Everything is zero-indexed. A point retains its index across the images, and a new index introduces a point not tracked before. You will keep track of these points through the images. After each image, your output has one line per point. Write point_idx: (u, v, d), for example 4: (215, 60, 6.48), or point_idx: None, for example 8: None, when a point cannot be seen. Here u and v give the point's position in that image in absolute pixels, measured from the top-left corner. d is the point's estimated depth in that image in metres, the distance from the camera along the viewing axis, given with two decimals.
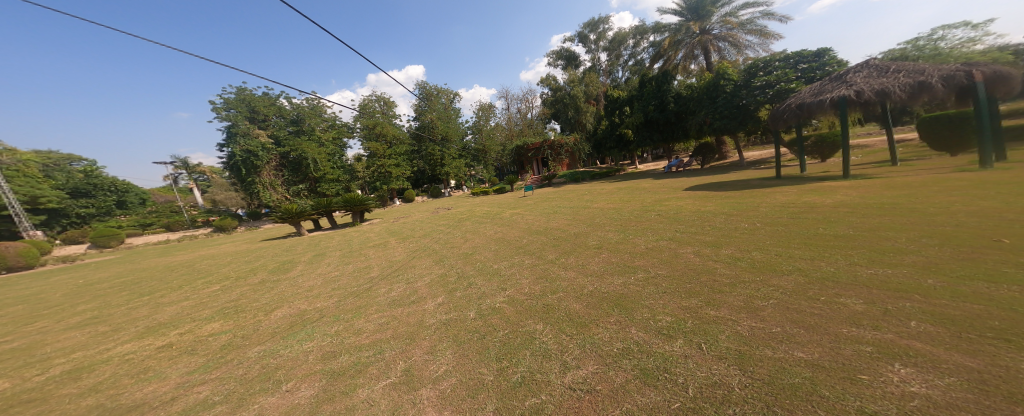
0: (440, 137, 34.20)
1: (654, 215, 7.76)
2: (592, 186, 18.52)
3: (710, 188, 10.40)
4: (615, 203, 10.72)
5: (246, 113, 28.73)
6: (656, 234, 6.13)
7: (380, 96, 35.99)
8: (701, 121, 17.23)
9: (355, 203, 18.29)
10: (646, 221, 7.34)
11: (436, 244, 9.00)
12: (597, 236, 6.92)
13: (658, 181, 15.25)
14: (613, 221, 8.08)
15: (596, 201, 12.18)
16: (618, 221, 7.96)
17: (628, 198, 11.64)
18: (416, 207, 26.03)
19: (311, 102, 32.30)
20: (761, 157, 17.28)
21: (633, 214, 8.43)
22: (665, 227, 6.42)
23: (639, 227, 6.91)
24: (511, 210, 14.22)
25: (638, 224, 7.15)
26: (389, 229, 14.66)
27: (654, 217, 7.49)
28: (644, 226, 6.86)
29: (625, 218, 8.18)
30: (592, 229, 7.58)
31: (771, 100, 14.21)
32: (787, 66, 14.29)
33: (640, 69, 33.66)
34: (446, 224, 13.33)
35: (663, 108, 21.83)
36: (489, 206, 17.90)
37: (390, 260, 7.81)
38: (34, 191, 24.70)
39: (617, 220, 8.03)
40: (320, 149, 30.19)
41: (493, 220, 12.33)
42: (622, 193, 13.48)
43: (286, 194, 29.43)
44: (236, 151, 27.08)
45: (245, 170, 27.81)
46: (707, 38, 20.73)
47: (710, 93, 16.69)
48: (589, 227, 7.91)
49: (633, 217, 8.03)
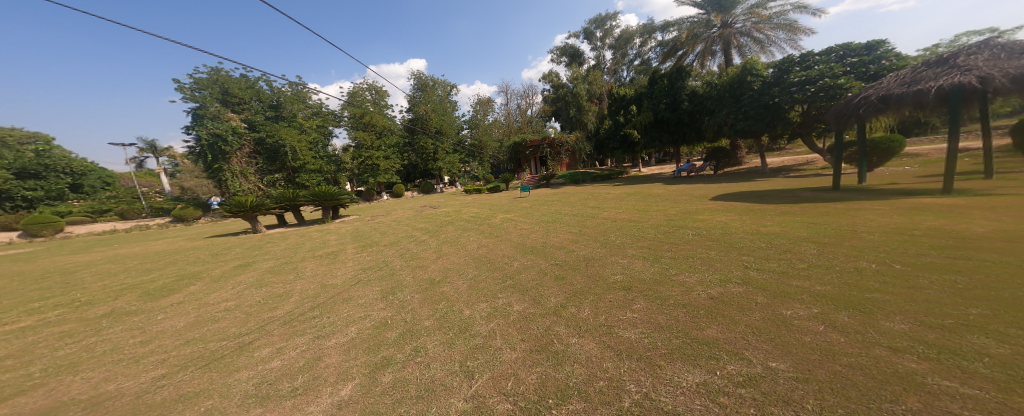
0: (433, 130, 31.81)
1: (692, 235, 5.63)
2: (596, 189, 16.48)
3: (748, 199, 8.32)
4: (629, 214, 8.62)
5: (218, 96, 25.53)
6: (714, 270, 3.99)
7: (371, 83, 33.15)
8: (721, 122, 15.73)
9: (327, 198, 15.88)
10: (684, 244, 5.19)
11: (396, 259, 6.76)
12: (618, 267, 4.75)
13: (673, 188, 13.19)
14: (635, 241, 5.93)
15: (604, 210, 10.09)
16: (642, 241, 5.83)
17: (643, 207, 9.60)
18: (402, 203, 23.85)
19: (295, 87, 29.22)
20: (784, 164, 15.36)
21: (660, 231, 6.30)
22: (724, 257, 4.29)
23: (677, 254, 4.77)
24: (503, 214, 12.05)
25: (676, 249, 5.00)
26: (358, 230, 12.41)
27: (696, 238, 5.37)
28: (686, 253, 4.73)
29: (650, 236, 6.06)
30: (609, 253, 5.46)
31: (810, 98, 12.31)
32: (830, 61, 12.51)
33: (647, 69, 31.86)
34: (425, 228, 11.16)
35: (675, 107, 19.97)
36: (478, 207, 15.76)
37: (324, 279, 5.61)
38: None
39: (641, 240, 5.91)
40: (300, 136, 27.63)
41: (479, 226, 10.17)
42: (632, 200, 11.41)
43: (260, 184, 26.85)
44: (202, 134, 24.13)
45: (211, 156, 24.89)
46: (730, 32, 19.05)
47: (735, 90, 15.05)
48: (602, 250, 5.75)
49: (662, 236, 5.92)
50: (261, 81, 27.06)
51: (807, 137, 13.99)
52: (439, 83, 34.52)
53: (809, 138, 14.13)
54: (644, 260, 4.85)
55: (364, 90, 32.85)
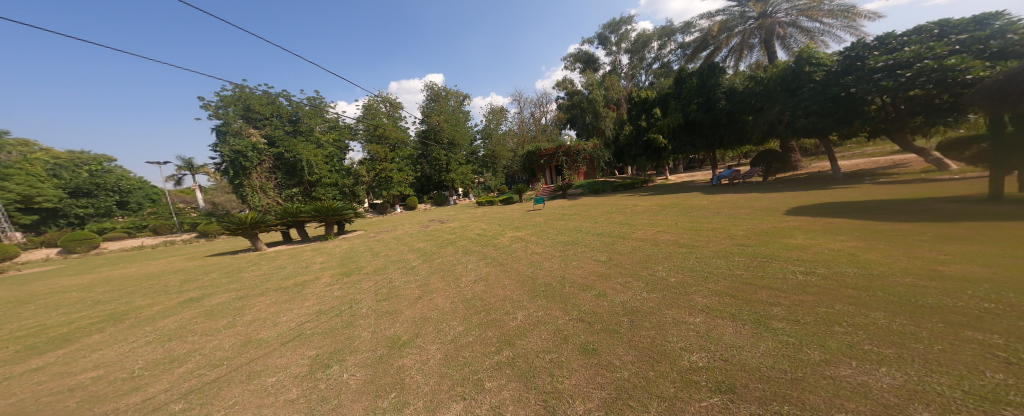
0: (447, 141, 31.06)
1: (800, 276, 3.53)
2: (623, 201, 14.39)
3: (845, 214, 6.02)
4: (675, 234, 6.54)
5: (241, 112, 26.42)
6: (923, 374, 1.92)
7: (386, 97, 33.18)
8: (773, 120, 12.70)
9: (330, 213, 14.87)
10: (805, 296, 3.11)
11: (365, 296, 5.15)
12: (695, 341, 2.77)
13: (720, 198, 10.88)
14: (702, 282, 3.90)
15: (638, 227, 8.05)
16: (718, 283, 3.78)
17: (691, 222, 7.48)
18: (412, 217, 22.85)
19: (313, 102, 29.70)
20: (859, 168, 12.51)
21: (739, 264, 4.22)
22: (923, 341, 2.20)
23: (808, 319, 2.71)
24: (513, 231, 10.32)
25: (797, 306, 2.93)
26: (353, 249, 11.12)
27: (818, 284, 3.28)
28: (826, 320, 2.65)
29: (728, 274, 3.99)
30: (666, 305, 3.47)
31: (904, 86, 9.40)
32: (926, 41, 9.51)
33: (669, 72, 29.51)
34: (422, 248, 9.63)
35: (709, 106, 17.35)
36: (487, 222, 14.18)
37: (256, 324, 4.06)
38: (32, 190, 23.47)
39: (714, 281, 3.87)
40: (317, 150, 27.65)
41: (482, 248, 8.46)
42: (672, 214, 9.25)
43: (278, 198, 27.05)
44: (224, 151, 24.79)
45: (232, 171, 25.36)
46: (770, 22, 16.55)
47: (790, 82, 12.13)
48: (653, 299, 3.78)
49: (751, 274, 3.85)
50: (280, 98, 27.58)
51: (895, 134, 11.16)
52: (453, 94, 34.08)
53: (899, 135, 11.26)
54: (744, 327, 2.83)
55: (378, 103, 32.90)
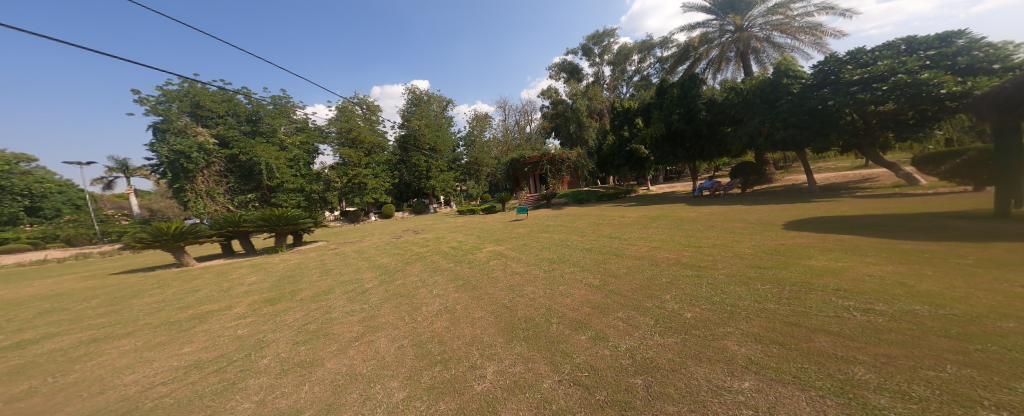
0: (427, 147, 29.60)
1: (860, 319, 2.70)
2: (608, 212, 13.78)
3: (853, 231, 5.50)
4: (673, 252, 5.76)
5: (188, 109, 23.18)
6: None
7: (362, 98, 31.29)
8: (752, 131, 13.02)
9: (284, 222, 12.89)
10: (888, 354, 2.23)
11: (278, 333, 3.80)
12: None
13: (709, 210, 10.45)
14: (734, 325, 3.00)
15: (629, 242, 7.25)
16: (756, 328, 2.88)
17: (686, 237, 6.80)
18: (385, 226, 21.14)
19: (277, 101, 27.19)
20: (833, 181, 12.73)
21: (771, 297, 3.37)
22: None
23: (923, 394, 1.78)
24: (493, 244, 9.25)
25: (892, 370, 2.02)
26: (302, 264, 9.46)
27: (895, 333, 2.42)
28: (956, 396, 1.72)
29: (763, 313, 3.11)
30: (699, 362, 2.56)
31: (880, 99, 9.78)
32: (897, 56, 10.07)
33: (649, 85, 30.22)
34: (384, 264, 8.28)
35: (690, 117, 17.50)
36: (466, 232, 13.00)
37: (68, 391, 2.63)
38: None
39: (750, 324, 2.97)
40: (279, 153, 25.09)
41: (455, 265, 7.27)
42: (662, 227, 8.60)
43: (229, 205, 24.06)
44: (162, 151, 21.48)
45: (173, 173, 22.14)
46: (747, 35, 17.05)
47: (768, 94, 12.60)
48: (673, 350, 2.81)
49: (794, 313, 2.99)
50: (239, 95, 24.94)
51: (867, 149, 11.45)
52: (435, 99, 32.99)
53: (871, 149, 11.54)
54: (826, 402, 1.86)
55: (353, 104, 30.90)
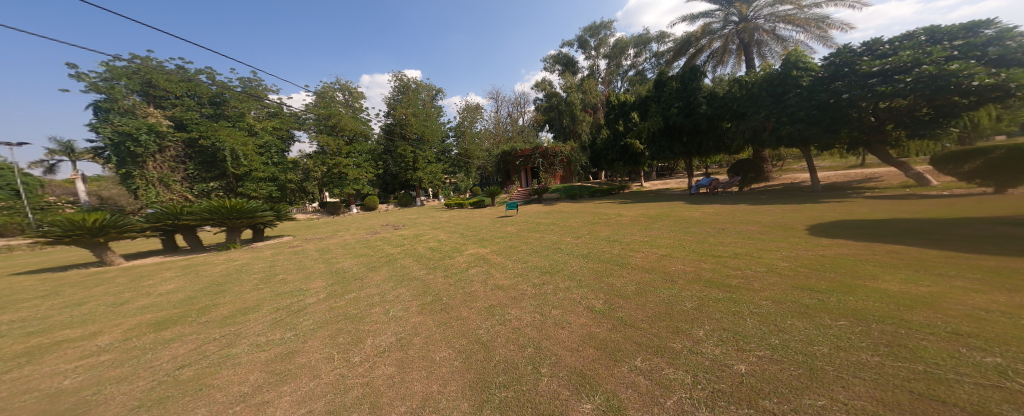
0: (414, 137, 27.76)
1: None
2: (603, 209, 12.82)
3: (900, 239, 4.62)
4: (688, 264, 4.74)
5: (139, 88, 19.98)
6: None
7: (344, 83, 29.08)
8: (757, 126, 12.53)
9: (237, 215, 11.16)
10: None
11: (120, 388, 2.53)
12: None
13: (713, 210, 9.59)
14: (828, 396, 1.88)
15: (632, 247, 6.22)
16: (869, 403, 1.77)
17: (698, 243, 5.82)
18: (365, 220, 19.58)
19: (247, 83, 24.58)
20: (835, 182, 12.18)
21: (861, 344, 2.30)
22: None
23: None
24: (478, 246, 8.08)
25: None
26: (246, 265, 8.00)
27: None
28: None
29: (865, 372, 2.02)
30: None
31: (901, 91, 9.24)
32: (918, 46, 9.54)
33: (643, 80, 29.49)
34: (343, 268, 6.97)
35: (689, 111, 16.70)
36: (450, 230, 11.77)
37: None
38: None
39: (853, 394, 1.86)
40: (246, 138, 22.64)
41: (426, 273, 6.06)
42: (666, 229, 7.64)
43: (188, 194, 21.55)
44: (104, 131, 18.66)
45: (118, 158, 19.33)
46: (752, 25, 16.23)
47: (776, 87, 12.13)
48: None
49: (918, 377, 1.90)
50: (200, 74, 21.95)
51: (876, 146, 11.05)
52: (424, 87, 31.19)
53: (880, 147, 11.16)
54: None
55: (335, 90, 28.66)
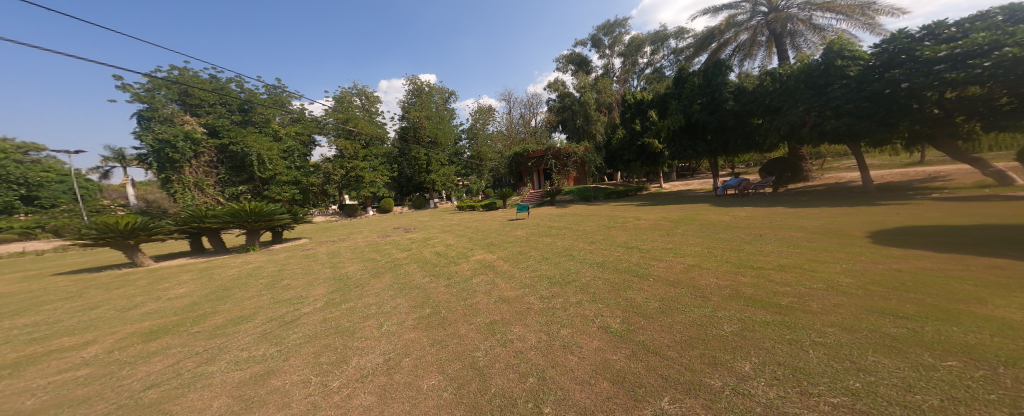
0: (428, 140, 28.01)
1: None
2: (620, 212, 12.10)
3: (994, 252, 3.79)
4: (722, 277, 4.09)
5: (175, 97, 21.31)
6: None
7: (361, 89, 29.79)
8: (795, 121, 11.33)
9: (256, 218, 11.42)
10: None
11: (81, 412, 2.30)
12: None
13: (745, 213, 8.71)
14: None
15: (653, 255, 5.60)
16: None
17: (732, 252, 5.11)
18: (379, 223, 19.77)
19: (272, 91, 25.68)
20: (889, 181, 10.85)
21: (990, 398, 1.68)
22: None
23: None
24: (484, 251, 7.72)
25: None
26: (259, 268, 8.05)
27: None
28: None
29: None
30: None
31: (976, 78, 7.96)
32: (995, 28, 8.16)
33: (662, 77, 28.24)
34: (348, 273, 6.78)
35: (714, 108, 15.57)
36: (459, 233, 11.50)
37: None
38: None
39: None
40: (271, 144, 23.65)
41: (428, 281, 5.73)
42: (692, 234, 6.91)
43: (219, 197, 22.73)
44: (146, 139, 20.02)
45: (157, 164, 20.68)
46: (784, 15, 14.99)
47: (817, 79, 10.98)
48: None
49: None
50: (230, 83, 23.15)
51: (942, 140, 9.70)
52: (437, 90, 31.46)
53: (948, 142, 9.79)
54: None
55: (351, 95, 29.41)
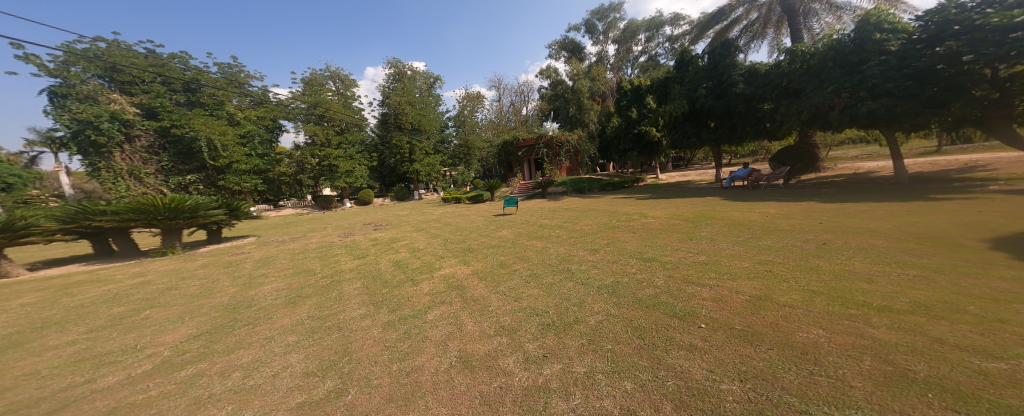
0: (410, 127, 25.55)
1: None
2: (622, 208, 10.46)
3: None
4: (834, 328, 2.40)
5: (99, 71, 18.00)
6: None
7: (334, 71, 26.77)
8: (821, 104, 9.90)
9: (172, 214, 9.05)
10: None
11: None
12: None
13: (777, 209, 7.16)
14: None
15: (686, 276, 3.89)
16: None
17: (806, 272, 3.45)
18: (351, 217, 17.56)
19: (226, 69, 22.64)
20: (923, 172, 9.57)
21: None
22: None
23: None
24: (456, 261, 5.89)
25: None
26: (146, 282, 5.98)
27: None
28: None
29: None
30: None
31: None
32: None
33: (657, 66, 26.57)
34: (255, 295, 4.84)
35: (721, 92, 13.98)
36: (436, 232, 9.60)
37: None
38: None
39: None
40: (224, 127, 20.66)
41: (361, 315, 3.86)
42: (724, 239, 5.28)
43: (163, 188, 19.71)
44: (62, 119, 16.93)
45: (80, 149, 17.56)
46: None
47: (849, 56, 9.49)
48: None
49: None
50: (175, 57, 20.10)
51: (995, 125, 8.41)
52: (420, 75, 28.81)
53: (1002, 127, 8.49)
54: None
55: (324, 78, 26.29)
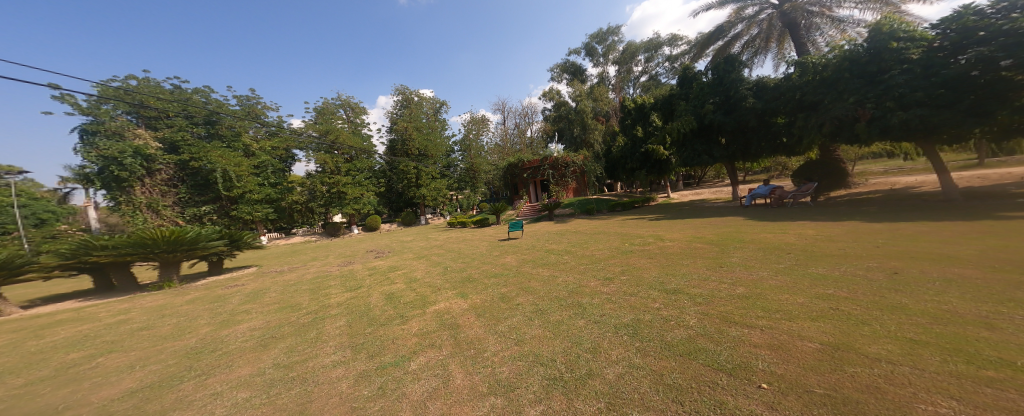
0: (417, 152, 25.94)
1: None
2: (634, 229, 9.76)
3: None
4: (975, 402, 1.63)
5: (128, 108, 19.17)
6: None
7: (345, 99, 27.89)
8: (844, 115, 9.30)
9: (172, 246, 8.86)
10: None
11: None
12: None
13: (815, 231, 6.36)
14: None
15: (726, 315, 3.16)
16: None
17: (888, 312, 2.70)
18: (356, 244, 17.28)
19: (244, 101, 23.83)
20: (973, 187, 8.64)
21: None
22: None
23: None
24: (453, 294, 5.26)
25: None
26: (123, 320, 5.56)
27: None
28: None
29: None
30: None
31: None
32: None
33: (659, 85, 26.63)
34: (226, 336, 4.30)
35: (730, 108, 13.49)
36: (436, 259, 9.07)
37: None
38: None
39: None
40: (239, 158, 21.34)
41: (334, 363, 3.25)
42: (762, 267, 4.52)
43: (178, 220, 20.14)
44: (89, 156, 17.76)
45: (103, 184, 18.26)
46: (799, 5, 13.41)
47: (867, 66, 8.97)
48: None
49: None
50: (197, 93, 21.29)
51: None
52: (426, 100, 29.75)
53: None
54: None
55: (334, 106, 27.42)
